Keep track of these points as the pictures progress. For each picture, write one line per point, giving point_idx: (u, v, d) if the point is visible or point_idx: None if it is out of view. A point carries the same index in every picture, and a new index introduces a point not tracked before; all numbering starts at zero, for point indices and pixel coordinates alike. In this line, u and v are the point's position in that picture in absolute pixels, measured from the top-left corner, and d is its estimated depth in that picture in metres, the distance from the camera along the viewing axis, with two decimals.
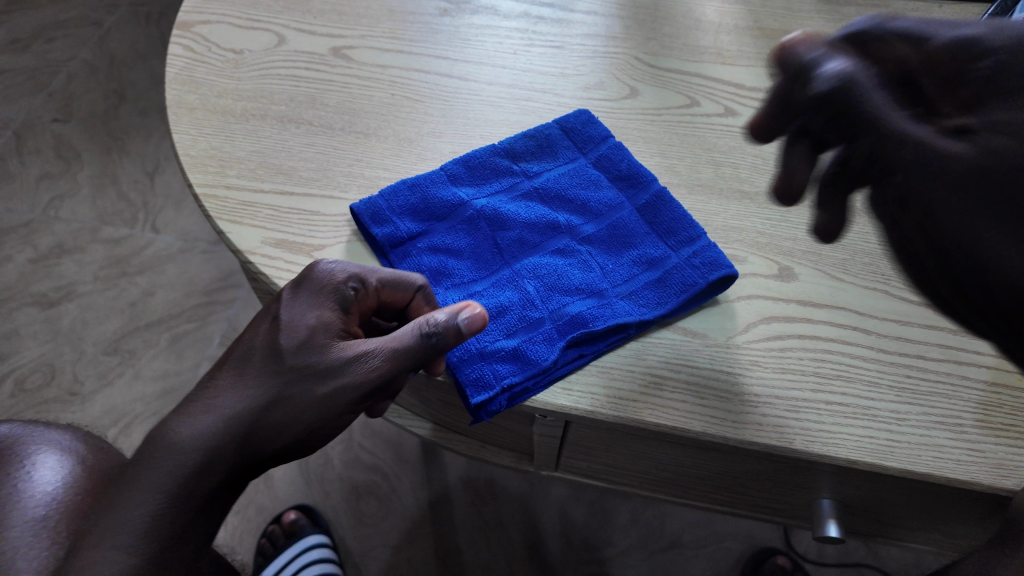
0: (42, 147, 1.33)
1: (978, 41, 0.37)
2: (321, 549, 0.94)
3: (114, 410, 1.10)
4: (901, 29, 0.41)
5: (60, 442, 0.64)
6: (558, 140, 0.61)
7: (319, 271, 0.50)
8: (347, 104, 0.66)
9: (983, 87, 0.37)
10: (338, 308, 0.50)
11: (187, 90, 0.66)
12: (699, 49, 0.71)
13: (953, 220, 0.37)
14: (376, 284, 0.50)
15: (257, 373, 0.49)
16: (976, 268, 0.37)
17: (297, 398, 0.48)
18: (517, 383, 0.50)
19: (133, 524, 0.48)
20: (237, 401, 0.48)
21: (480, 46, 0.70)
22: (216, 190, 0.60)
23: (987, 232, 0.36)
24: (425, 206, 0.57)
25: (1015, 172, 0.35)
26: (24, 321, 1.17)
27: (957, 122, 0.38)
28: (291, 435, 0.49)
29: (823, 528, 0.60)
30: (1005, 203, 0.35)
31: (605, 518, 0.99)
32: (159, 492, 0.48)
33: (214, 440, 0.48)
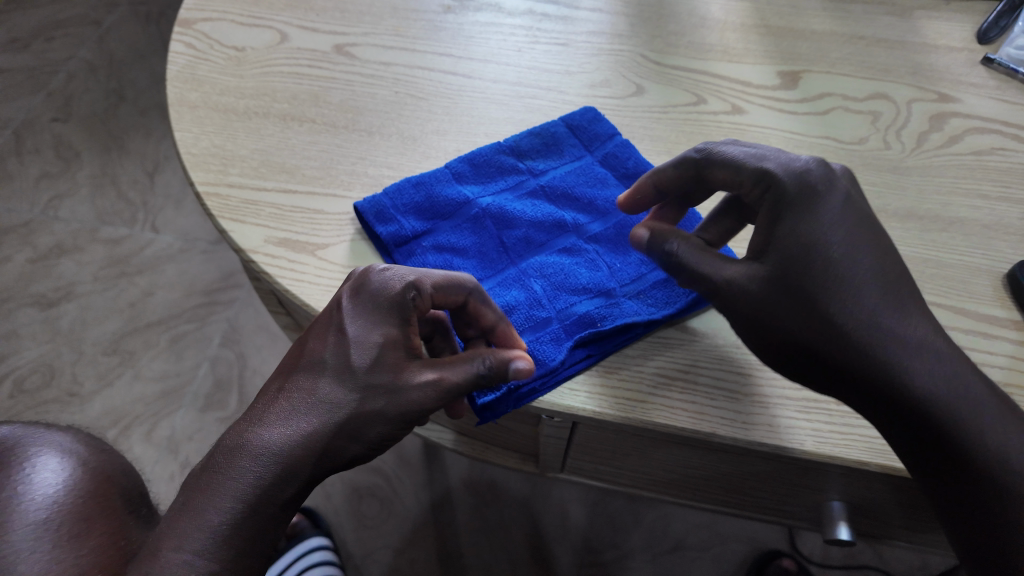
0: (41, 147, 1.32)
1: (771, 177, 0.47)
2: (322, 551, 0.93)
3: (114, 411, 1.09)
4: (726, 156, 0.49)
5: (61, 444, 0.60)
6: (564, 138, 0.60)
7: (377, 283, 0.49)
8: (351, 102, 0.65)
9: (772, 212, 0.47)
10: (400, 322, 0.49)
11: (188, 87, 0.66)
12: (705, 46, 0.70)
13: (757, 326, 0.46)
14: (432, 290, 0.48)
15: (329, 386, 0.48)
16: (800, 353, 0.46)
17: (371, 414, 0.47)
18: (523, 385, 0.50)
19: (209, 536, 0.44)
20: (313, 414, 0.47)
21: (485, 43, 0.70)
22: (218, 188, 0.59)
23: (789, 328, 0.45)
24: (430, 204, 0.56)
25: (802, 271, 0.45)
26: (24, 322, 1.16)
27: (755, 241, 0.47)
28: (364, 446, 0.48)
29: (835, 531, 0.59)
30: (801, 296, 0.45)
31: (608, 520, 0.98)
32: (239, 501, 0.45)
33: (296, 451, 0.46)
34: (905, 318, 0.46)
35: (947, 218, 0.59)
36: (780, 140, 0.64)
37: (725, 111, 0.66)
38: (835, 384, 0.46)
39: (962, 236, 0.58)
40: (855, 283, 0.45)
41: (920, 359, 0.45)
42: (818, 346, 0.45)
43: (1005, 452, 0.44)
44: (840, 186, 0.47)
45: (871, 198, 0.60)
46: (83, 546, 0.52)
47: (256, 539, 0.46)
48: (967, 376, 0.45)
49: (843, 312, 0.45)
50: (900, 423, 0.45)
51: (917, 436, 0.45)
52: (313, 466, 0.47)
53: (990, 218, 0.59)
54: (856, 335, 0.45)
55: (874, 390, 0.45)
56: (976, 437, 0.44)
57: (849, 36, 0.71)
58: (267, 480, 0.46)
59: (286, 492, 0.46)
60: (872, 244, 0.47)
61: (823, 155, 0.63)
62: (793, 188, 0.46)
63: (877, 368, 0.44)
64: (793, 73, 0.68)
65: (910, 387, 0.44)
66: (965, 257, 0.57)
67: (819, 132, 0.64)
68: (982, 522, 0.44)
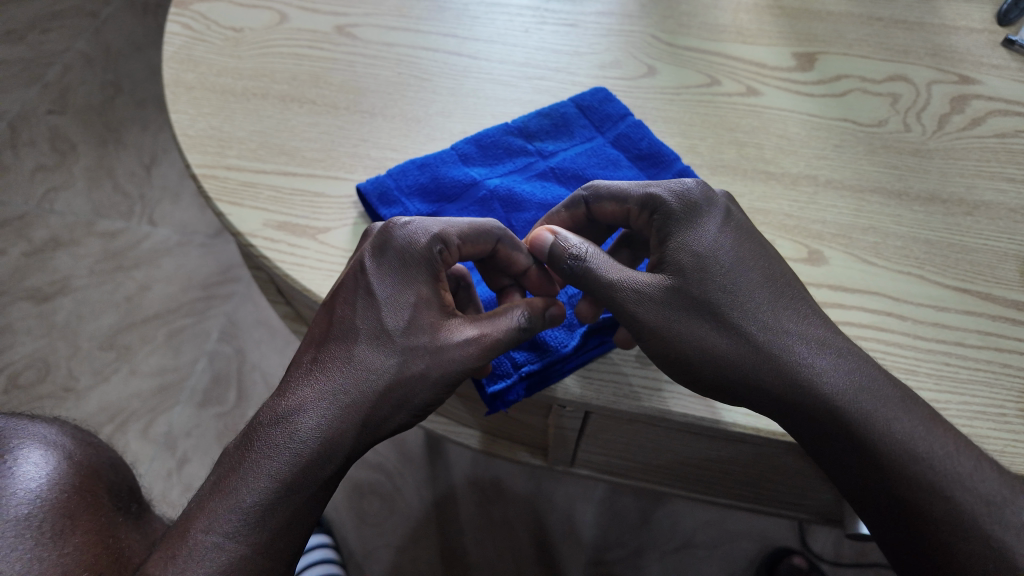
0: (37, 140, 1.30)
1: (656, 199, 0.47)
2: (323, 551, 0.90)
3: (110, 406, 1.07)
4: (611, 186, 0.49)
5: (45, 435, 0.57)
6: (574, 119, 0.58)
7: (399, 239, 0.47)
8: (353, 83, 0.63)
9: (663, 231, 0.47)
10: (428, 279, 0.47)
11: (185, 68, 0.63)
12: (718, 27, 0.68)
13: (664, 345, 0.45)
14: (459, 242, 0.48)
15: (366, 352, 0.46)
16: (715, 372, 0.45)
17: (411, 381, 0.46)
18: (533, 369, 0.48)
19: (241, 516, 0.42)
20: (349, 382, 0.45)
21: (491, 24, 0.67)
22: (215, 170, 0.57)
23: (688, 340, 0.45)
24: (435, 186, 0.54)
25: (702, 286, 0.45)
26: (18, 315, 1.14)
27: (653, 261, 0.48)
28: (408, 412, 0.46)
29: (855, 525, 0.57)
30: (707, 314, 0.45)
31: (614, 518, 0.96)
32: (276, 479, 0.43)
33: (336, 422, 0.44)
34: (798, 316, 0.46)
35: (971, 201, 0.57)
36: (797, 122, 0.62)
37: (740, 93, 0.63)
38: (742, 394, 0.46)
39: (988, 220, 0.56)
40: (754, 292, 0.45)
41: (818, 352, 0.44)
42: (722, 353, 0.45)
43: (914, 434, 0.42)
44: (722, 198, 0.48)
45: (892, 180, 0.58)
46: (68, 542, 0.50)
47: (292, 523, 0.44)
48: (868, 364, 0.45)
49: (736, 316, 0.45)
50: (805, 425, 0.44)
51: (822, 437, 0.44)
52: (355, 440, 0.45)
53: (1016, 201, 0.57)
54: (753, 338, 0.45)
55: (776, 394, 0.44)
56: (881, 423, 0.43)
57: (866, 17, 0.69)
58: (306, 455, 0.44)
59: (326, 472, 0.44)
60: (766, 253, 0.47)
61: (842, 138, 0.61)
62: (682, 205, 0.47)
63: (780, 367, 0.44)
64: (810, 54, 0.66)
65: (811, 382, 0.44)
66: (991, 242, 0.55)
67: (837, 114, 0.62)
68: (905, 508, 0.42)
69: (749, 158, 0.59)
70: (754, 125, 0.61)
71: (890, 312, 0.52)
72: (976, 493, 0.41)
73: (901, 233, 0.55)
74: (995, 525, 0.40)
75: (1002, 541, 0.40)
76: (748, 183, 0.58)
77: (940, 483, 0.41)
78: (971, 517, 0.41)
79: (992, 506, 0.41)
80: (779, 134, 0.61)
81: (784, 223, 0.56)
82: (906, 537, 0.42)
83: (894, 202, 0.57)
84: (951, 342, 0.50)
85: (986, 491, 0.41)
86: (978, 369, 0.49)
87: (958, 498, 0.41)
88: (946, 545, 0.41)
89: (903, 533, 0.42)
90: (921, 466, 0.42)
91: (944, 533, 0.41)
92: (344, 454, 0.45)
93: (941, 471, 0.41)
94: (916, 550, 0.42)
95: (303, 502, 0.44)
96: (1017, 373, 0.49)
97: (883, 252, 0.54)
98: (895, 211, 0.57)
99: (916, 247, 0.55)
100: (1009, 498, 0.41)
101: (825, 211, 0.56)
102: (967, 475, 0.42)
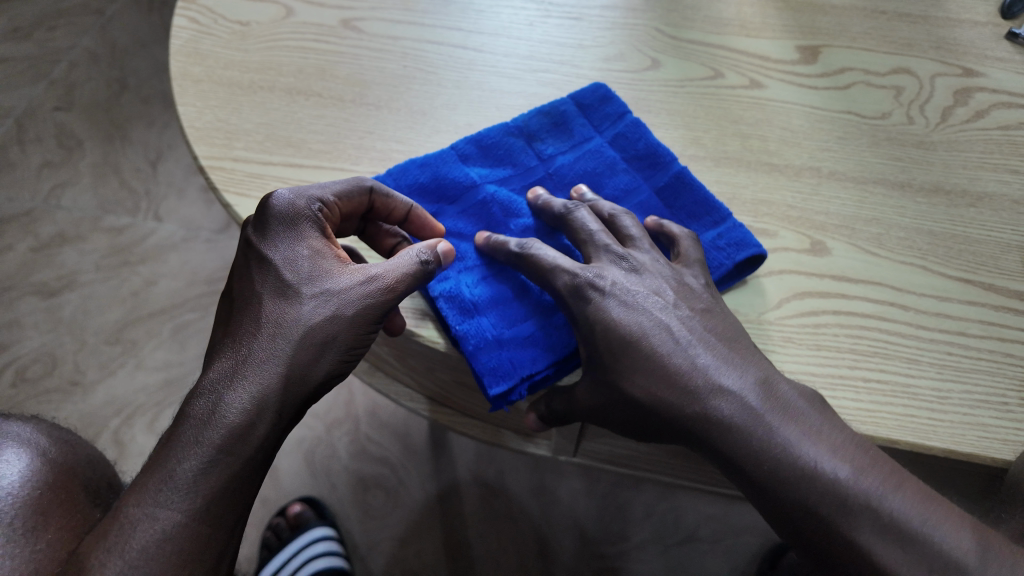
0: (43, 136, 1.29)
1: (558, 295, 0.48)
2: (326, 542, 0.92)
3: (116, 400, 1.08)
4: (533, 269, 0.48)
5: (19, 435, 0.58)
6: (573, 117, 0.58)
7: (277, 205, 0.48)
8: (358, 75, 0.63)
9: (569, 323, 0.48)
10: (317, 234, 0.48)
11: (192, 61, 0.64)
12: (723, 21, 0.68)
13: (592, 418, 0.48)
14: (335, 199, 0.50)
15: (275, 309, 0.46)
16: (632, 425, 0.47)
17: (326, 325, 0.46)
18: (537, 372, 0.49)
19: (173, 486, 0.43)
20: (265, 340, 0.46)
21: (495, 17, 0.67)
22: (223, 162, 0.58)
23: (609, 410, 0.47)
24: (436, 186, 0.55)
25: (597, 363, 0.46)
26: (26, 311, 1.15)
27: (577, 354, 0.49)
28: (337, 352, 0.46)
29: None
30: (607, 383, 0.46)
31: (616, 511, 0.96)
32: (206, 446, 0.43)
33: (259, 382, 0.45)
34: (686, 355, 0.46)
35: (975, 192, 0.57)
36: (800, 115, 0.62)
37: (743, 86, 0.64)
38: (653, 437, 0.48)
39: (991, 212, 0.56)
40: (636, 354, 0.46)
41: (705, 381, 0.45)
42: (623, 412, 0.47)
43: (788, 442, 0.43)
44: (610, 277, 0.48)
45: (896, 172, 0.58)
46: (40, 539, 0.50)
47: (232, 485, 0.44)
48: (747, 377, 0.45)
49: (626, 384, 0.46)
50: (703, 454, 0.46)
51: (719, 466, 0.45)
52: (282, 394, 0.45)
53: (1019, 193, 0.57)
54: (647, 401, 0.45)
55: (673, 434, 0.46)
56: (758, 440, 0.43)
57: (871, 11, 0.68)
58: (235, 422, 0.44)
59: (258, 432, 0.44)
60: (650, 310, 0.47)
61: (845, 130, 0.61)
62: (576, 299, 0.47)
63: (674, 422, 0.45)
64: (814, 47, 0.66)
65: (697, 421, 0.45)
66: (994, 233, 0.55)
67: (840, 107, 0.62)
68: (793, 523, 0.43)
69: (753, 150, 0.60)
70: (758, 118, 0.62)
71: (894, 303, 0.52)
72: (838, 499, 0.42)
73: (905, 224, 0.56)
74: (862, 528, 0.41)
75: (874, 546, 0.41)
76: (751, 174, 0.58)
77: (816, 496, 0.42)
78: (848, 522, 0.42)
79: (867, 505, 0.42)
80: (783, 126, 0.61)
81: (788, 214, 0.56)
82: (804, 545, 0.44)
83: (898, 193, 0.57)
84: (954, 332, 0.51)
85: (847, 497, 0.42)
86: (981, 359, 0.50)
87: (832, 506, 0.42)
88: (827, 548, 0.42)
89: (802, 544, 0.44)
90: (799, 476, 0.42)
91: (822, 540, 0.42)
92: (276, 410, 0.45)
93: (815, 481, 0.42)
94: (816, 556, 0.43)
95: (246, 466, 0.44)
96: (1019, 363, 0.50)
97: (886, 243, 0.55)
98: (898, 202, 0.57)
99: (920, 238, 0.55)
100: (886, 495, 0.42)
101: (829, 203, 0.57)
102: (841, 476, 0.42)
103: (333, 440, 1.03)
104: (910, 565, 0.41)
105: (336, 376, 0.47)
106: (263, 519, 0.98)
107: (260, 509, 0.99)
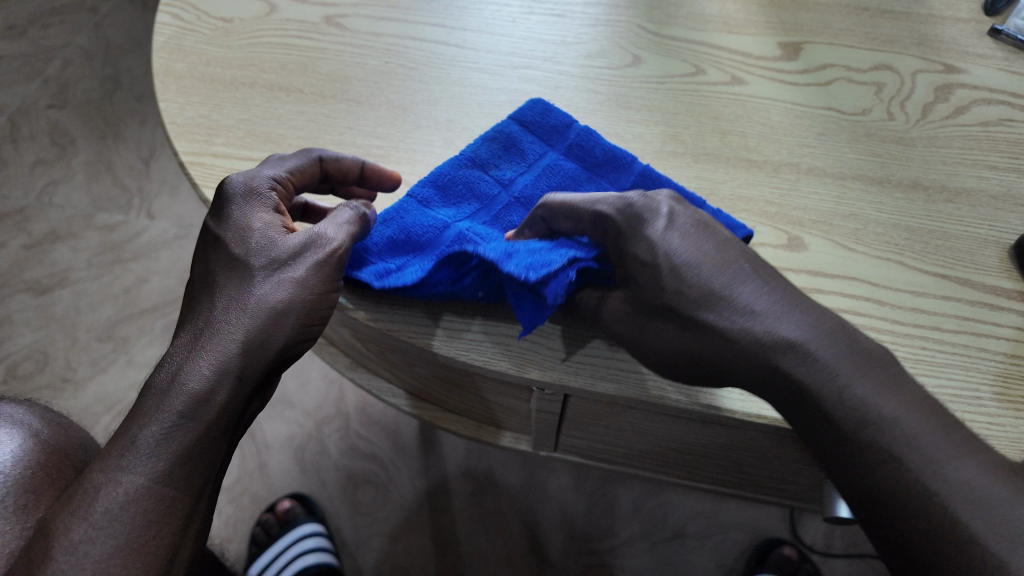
0: (37, 134, 1.29)
1: (607, 219, 0.45)
2: (316, 538, 0.92)
3: (107, 397, 1.09)
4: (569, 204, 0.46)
5: (12, 416, 0.57)
6: (520, 137, 0.57)
7: (229, 190, 0.49)
8: (340, 71, 0.63)
9: (615, 246, 0.45)
10: (272, 210, 0.50)
11: (175, 58, 0.64)
12: (705, 17, 0.68)
13: (637, 347, 0.45)
14: (288, 175, 0.51)
15: (232, 284, 0.47)
16: (686, 362, 0.44)
17: (283, 294, 0.47)
18: (579, 255, 0.46)
19: (137, 453, 0.44)
20: (223, 311, 0.47)
21: (478, 13, 0.67)
22: (203, 158, 0.59)
23: (659, 340, 0.44)
24: (404, 238, 0.52)
25: (653, 288, 0.43)
26: (17, 308, 1.16)
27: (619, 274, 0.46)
28: (294, 321, 0.47)
29: (834, 509, 0.56)
30: (666, 313, 0.43)
31: (604, 507, 0.96)
32: (169, 412, 0.44)
33: (218, 349, 0.45)
34: (756, 291, 0.43)
35: (953, 188, 0.57)
36: (781, 111, 0.62)
37: (724, 82, 0.64)
38: (713, 380, 0.45)
39: (969, 207, 0.56)
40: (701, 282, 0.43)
41: (778, 328, 0.42)
42: (684, 345, 0.43)
43: (865, 393, 0.40)
44: (666, 201, 0.45)
45: (874, 168, 0.59)
46: (31, 517, 0.50)
47: (197, 449, 0.45)
48: (822, 322, 0.42)
49: (692, 311, 0.42)
50: (772, 401, 0.43)
51: (785, 411, 0.43)
52: (244, 359, 0.46)
53: (997, 188, 0.57)
54: (716, 329, 0.42)
55: (742, 382, 0.43)
56: (833, 390, 0.41)
57: (853, 8, 0.68)
58: (195, 388, 0.45)
59: (219, 397, 0.45)
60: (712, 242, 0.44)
61: (826, 126, 0.61)
62: (629, 222, 0.44)
63: (740, 353, 0.42)
64: (796, 44, 0.66)
65: (770, 360, 0.41)
66: (971, 229, 0.55)
67: (821, 103, 0.63)
68: (862, 477, 0.40)
69: (733, 146, 0.60)
70: (738, 114, 0.62)
71: (869, 298, 0.52)
72: (920, 456, 0.39)
73: (883, 220, 0.56)
74: (937, 487, 0.38)
75: (940, 514, 0.38)
76: (729, 170, 0.59)
77: (882, 454, 0.39)
78: (912, 486, 0.39)
79: (935, 470, 0.38)
80: (763, 122, 0.61)
81: (766, 210, 0.56)
82: (870, 504, 0.40)
83: (876, 188, 0.57)
84: (928, 327, 0.51)
85: (929, 456, 0.39)
86: (955, 353, 0.50)
87: (896, 467, 0.39)
88: (899, 509, 0.39)
89: (868, 503, 0.40)
90: (868, 430, 0.40)
91: (895, 497, 0.39)
92: (237, 375, 0.46)
93: (884, 438, 0.39)
94: (883, 518, 0.40)
95: (209, 433, 0.45)
96: (992, 357, 0.50)
97: (863, 239, 0.55)
98: (876, 197, 0.57)
99: (897, 233, 0.55)
100: (952, 463, 0.39)
101: (807, 198, 0.57)
102: (919, 432, 0.39)
103: (323, 437, 1.03)
104: (993, 535, 0.37)
105: (297, 346, 0.48)
106: (253, 515, 0.99)
107: (251, 506, 1.00)
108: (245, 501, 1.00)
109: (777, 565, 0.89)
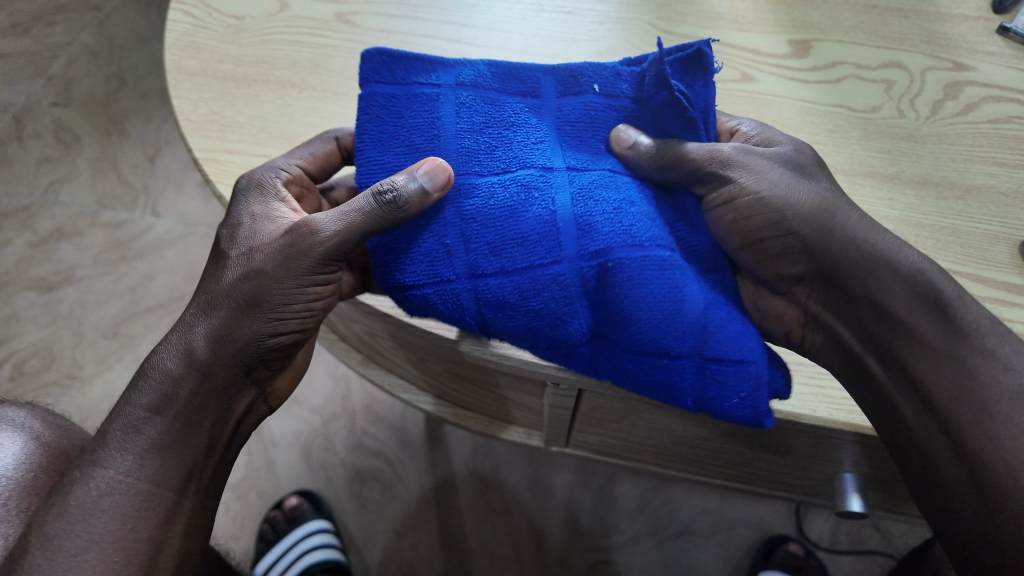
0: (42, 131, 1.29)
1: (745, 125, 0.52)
2: (323, 535, 0.92)
3: (113, 393, 1.09)
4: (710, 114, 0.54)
5: (14, 419, 0.57)
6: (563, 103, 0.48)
7: (238, 190, 0.51)
8: (351, 69, 0.64)
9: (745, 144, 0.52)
10: (271, 199, 0.50)
11: (187, 55, 0.64)
12: (715, 15, 0.68)
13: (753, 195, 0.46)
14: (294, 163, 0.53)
15: (210, 277, 0.49)
16: (811, 220, 0.45)
17: (248, 285, 0.47)
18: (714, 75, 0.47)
19: (112, 449, 0.46)
20: (196, 306, 0.49)
21: (489, 11, 0.68)
22: (217, 155, 0.59)
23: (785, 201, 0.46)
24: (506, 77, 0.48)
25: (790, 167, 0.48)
26: (24, 305, 1.16)
27: None
28: (257, 316, 0.47)
29: (845, 503, 0.57)
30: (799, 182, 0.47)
31: (610, 504, 0.97)
32: (140, 407, 0.47)
33: (183, 343, 0.48)
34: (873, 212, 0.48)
35: (963, 185, 0.58)
36: (791, 108, 0.62)
37: (735, 79, 0.64)
38: (826, 256, 0.46)
39: (979, 204, 0.57)
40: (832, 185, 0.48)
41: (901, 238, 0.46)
42: (812, 211, 0.46)
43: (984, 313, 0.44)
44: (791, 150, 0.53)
45: (885, 165, 0.59)
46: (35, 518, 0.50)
47: (168, 445, 0.47)
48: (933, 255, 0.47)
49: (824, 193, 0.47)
50: (887, 291, 0.44)
51: (901, 300, 0.44)
52: (209, 352, 0.47)
53: (1007, 185, 0.58)
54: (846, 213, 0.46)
55: (856, 267, 0.45)
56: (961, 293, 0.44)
57: (862, 5, 0.68)
58: (162, 384, 0.47)
59: (183, 393, 0.47)
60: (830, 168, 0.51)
61: (836, 123, 0.61)
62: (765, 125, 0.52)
63: (870, 233, 0.45)
64: (805, 41, 0.66)
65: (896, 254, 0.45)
66: (981, 225, 0.56)
67: (831, 100, 0.63)
68: (971, 382, 0.42)
69: None
70: (747, 112, 0.63)
71: None
72: None
73: (892, 216, 0.56)
74: None
75: None
76: None
77: (991, 366, 0.42)
78: (1013, 398, 0.41)
79: None
80: (771, 120, 0.62)
81: None
82: (971, 410, 0.42)
83: (886, 186, 0.58)
84: None
85: None
86: None
87: (1002, 381, 0.42)
88: (1003, 415, 0.41)
89: (966, 412, 0.42)
90: (987, 339, 0.43)
91: (1000, 403, 0.41)
92: (201, 369, 0.47)
93: (999, 349, 0.42)
94: (979, 427, 0.42)
95: (179, 427, 0.47)
96: None
97: None
98: (887, 194, 0.57)
99: (906, 230, 0.55)
100: None
101: None
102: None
103: (330, 433, 1.03)
104: None
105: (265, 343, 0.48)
106: (259, 512, 0.99)
107: (257, 503, 1.00)
108: (251, 498, 1.00)
109: (783, 562, 0.89)
